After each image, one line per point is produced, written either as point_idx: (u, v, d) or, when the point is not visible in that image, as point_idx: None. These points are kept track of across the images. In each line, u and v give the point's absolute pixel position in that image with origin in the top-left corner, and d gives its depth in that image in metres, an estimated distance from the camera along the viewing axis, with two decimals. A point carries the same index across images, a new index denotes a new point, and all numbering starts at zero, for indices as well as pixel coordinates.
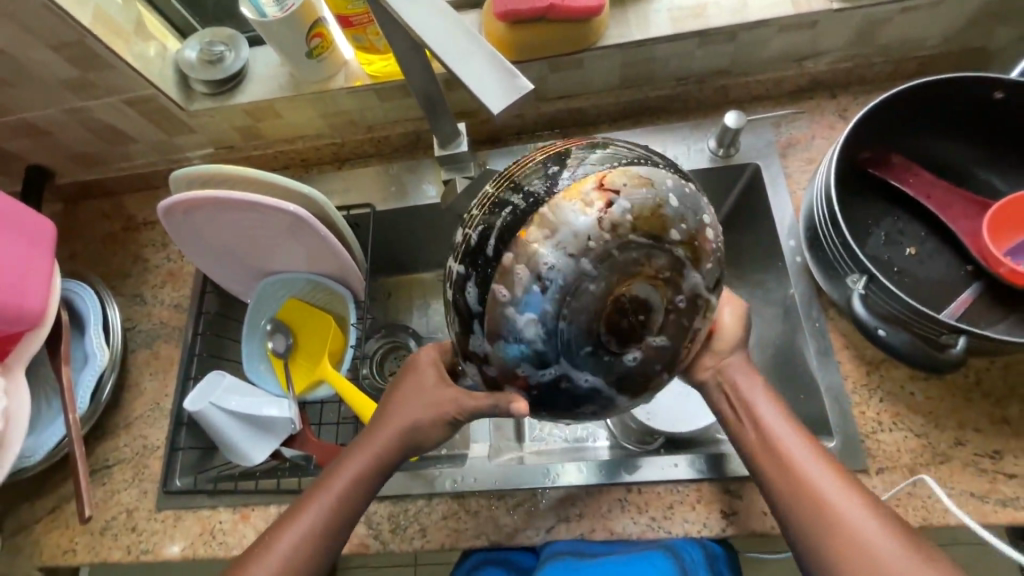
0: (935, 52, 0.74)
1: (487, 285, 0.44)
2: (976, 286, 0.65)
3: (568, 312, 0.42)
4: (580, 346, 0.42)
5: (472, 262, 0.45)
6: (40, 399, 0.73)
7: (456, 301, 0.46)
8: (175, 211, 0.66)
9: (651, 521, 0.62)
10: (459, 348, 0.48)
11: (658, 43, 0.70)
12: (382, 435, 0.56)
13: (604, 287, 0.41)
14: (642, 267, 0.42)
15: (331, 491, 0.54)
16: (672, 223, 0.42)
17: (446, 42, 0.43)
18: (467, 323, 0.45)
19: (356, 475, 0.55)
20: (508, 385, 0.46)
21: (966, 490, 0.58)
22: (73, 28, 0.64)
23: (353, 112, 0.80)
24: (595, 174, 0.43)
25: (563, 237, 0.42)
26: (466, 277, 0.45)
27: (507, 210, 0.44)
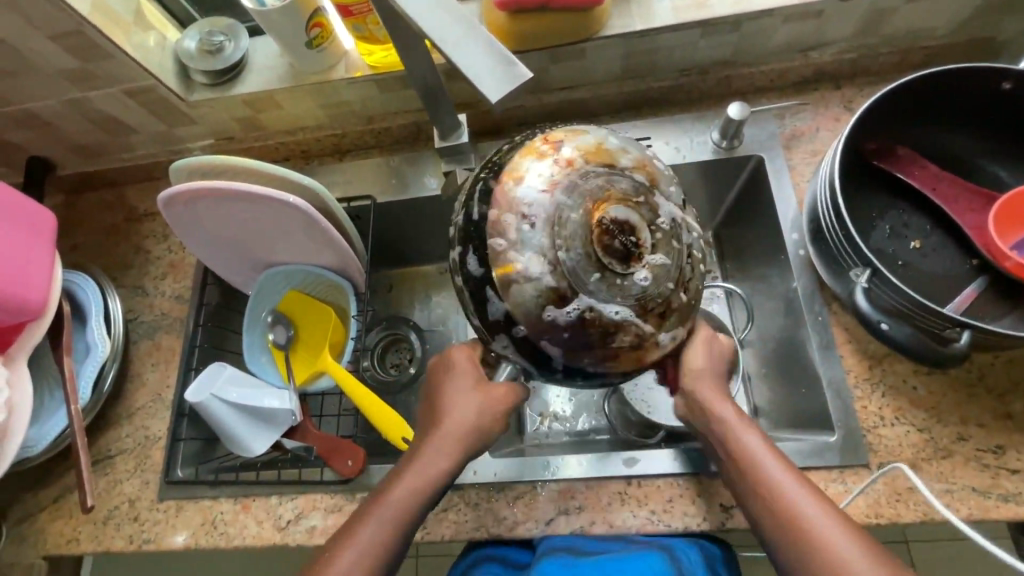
0: (942, 42, 0.73)
1: (484, 246, 0.47)
2: (982, 281, 0.64)
3: (562, 242, 0.43)
4: (588, 274, 0.43)
5: (466, 235, 0.48)
6: (42, 389, 0.74)
7: (461, 277, 0.48)
8: (175, 202, 0.66)
9: (651, 514, 0.62)
10: (480, 325, 0.49)
11: (661, 33, 0.69)
12: (432, 449, 0.53)
13: (583, 211, 0.43)
14: (609, 190, 0.44)
15: (390, 509, 0.50)
16: (618, 155, 0.46)
17: (444, 30, 0.43)
18: (479, 290, 0.47)
19: (412, 491, 0.51)
20: (542, 339, 0.46)
21: (968, 485, 0.58)
22: (72, 18, 0.63)
23: (353, 103, 0.79)
24: (540, 136, 0.49)
25: (533, 179, 0.45)
26: (463, 251, 0.48)
27: (480, 184, 0.49)
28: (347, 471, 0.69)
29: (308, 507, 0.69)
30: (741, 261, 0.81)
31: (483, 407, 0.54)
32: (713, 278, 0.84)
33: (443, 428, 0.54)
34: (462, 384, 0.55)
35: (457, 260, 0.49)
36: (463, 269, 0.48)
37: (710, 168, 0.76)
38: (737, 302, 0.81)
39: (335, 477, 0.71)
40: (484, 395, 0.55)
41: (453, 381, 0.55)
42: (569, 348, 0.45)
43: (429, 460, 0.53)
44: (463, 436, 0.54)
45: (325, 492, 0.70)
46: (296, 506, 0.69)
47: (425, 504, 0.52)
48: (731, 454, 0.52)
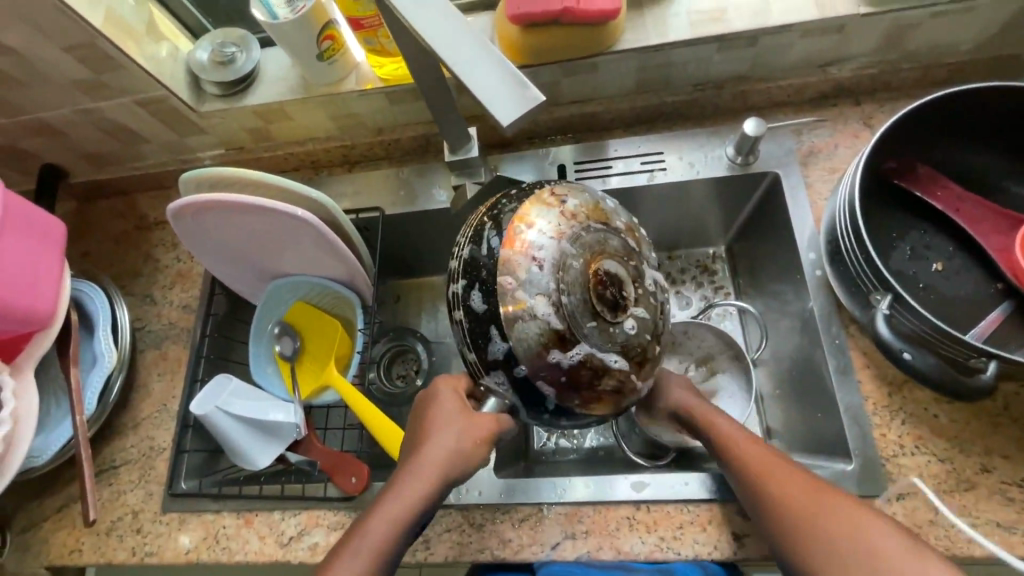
0: (967, 58, 0.71)
1: (491, 284, 0.49)
2: (1006, 306, 0.62)
3: (565, 286, 0.47)
4: (585, 319, 0.47)
5: (471, 273, 0.50)
6: (49, 397, 0.73)
7: (463, 313, 0.50)
8: (185, 213, 0.66)
9: (660, 541, 0.61)
10: (477, 361, 0.50)
11: (676, 48, 0.68)
12: (413, 480, 0.50)
13: (583, 262, 0.47)
14: (604, 246, 0.49)
15: (369, 539, 0.48)
16: (613, 215, 0.52)
17: (456, 49, 0.42)
18: (483, 326, 0.49)
19: (393, 523, 0.48)
20: (540, 381, 0.48)
21: (992, 520, 0.56)
22: (85, 30, 0.64)
23: (363, 114, 0.79)
24: (547, 187, 0.52)
25: (541, 226, 0.49)
26: (468, 287, 0.50)
27: (490, 224, 0.51)
28: (351, 488, 0.68)
29: (311, 523, 0.68)
30: (755, 279, 0.79)
31: (475, 431, 0.51)
32: (726, 295, 0.83)
33: (423, 455, 0.51)
34: (444, 412, 0.53)
35: (459, 296, 0.51)
36: (466, 305, 0.50)
37: (724, 184, 0.74)
38: (749, 319, 0.80)
39: (339, 493, 0.70)
40: (472, 422, 0.52)
41: (440, 410, 0.53)
42: (558, 388, 0.48)
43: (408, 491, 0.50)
44: (445, 464, 0.50)
45: (328, 509, 0.69)
46: (299, 522, 0.68)
47: (406, 535, 0.49)
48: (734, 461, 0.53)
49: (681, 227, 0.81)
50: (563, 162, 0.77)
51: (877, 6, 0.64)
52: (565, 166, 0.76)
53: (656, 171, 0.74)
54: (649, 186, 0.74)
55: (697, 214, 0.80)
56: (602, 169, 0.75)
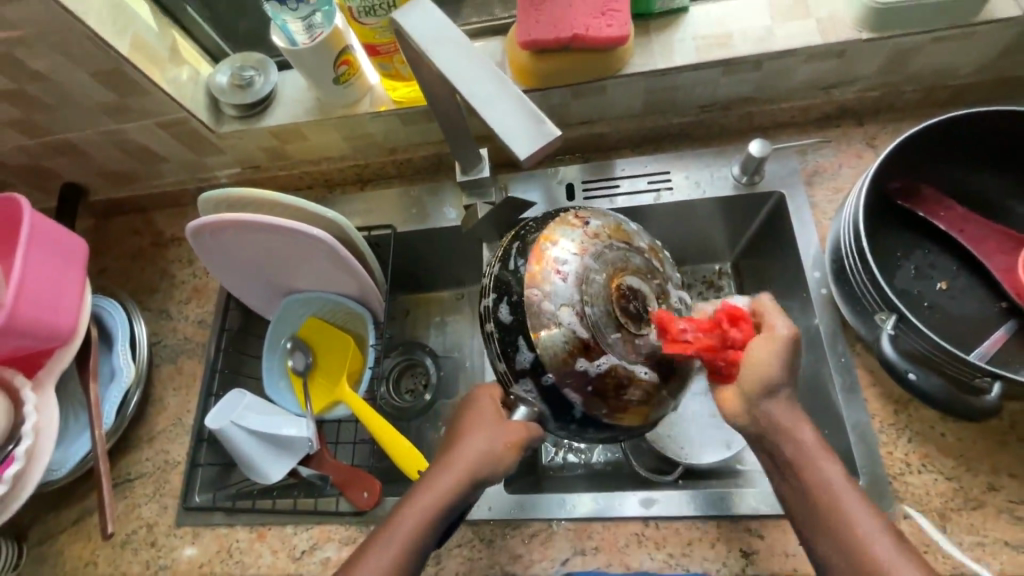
0: (969, 81, 0.72)
1: (519, 298, 0.51)
2: (1011, 325, 0.63)
3: (589, 298, 0.50)
4: (609, 330, 0.50)
5: (499, 288, 0.52)
6: (68, 411, 0.75)
7: (492, 324, 0.52)
8: (202, 231, 0.67)
9: (669, 558, 0.61)
10: (506, 371, 0.52)
11: (682, 71, 0.70)
12: (443, 481, 0.49)
13: (606, 277, 0.51)
14: (626, 264, 0.52)
15: (396, 534, 0.48)
16: (634, 236, 0.55)
17: (479, 92, 0.46)
18: (512, 337, 0.51)
19: (420, 527, 0.48)
20: (568, 390, 0.49)
21: (1000, 539, 0.56)
22: (111, 56, 0.67)
23: (376, 135, 0.81)
24: (570, 210, 0.55)
25: (566, 244, 0.52)
26: (496, 300, 0.52)
27: (517, 241, 0.54)
28: (363, 503, 0.69)
29: (322, 538, 0.69)
30: (761, 295, 0.80)
31: (506, 439, 0.50)
32: None
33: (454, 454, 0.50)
34: (481, 418, 0.52)
35: (489, 309, 0.53)
36: (494, 317, 0.52)
37: (731, 203, 0.76)
38: None
39: (350, 508, 0.71)
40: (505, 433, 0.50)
41: (477, 415, 0.53)
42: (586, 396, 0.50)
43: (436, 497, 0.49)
44: (477, 464, 0.49)
45: (340, 523, 0.70)
46: (311, 536, 0.69)
47: (431, 540, 0.49)
48: (801, 484, 0.47)
49: (687, 244, 0.82)
50: (571, 182, 0.78)
51: (878, 32, 0.66)
52: (573, 185, 0.78)
53: (663, 191, 0.76)
54: (656, 205, 0.76)
55: (703, 232, 0.80)
56: (609, 188, 0.77)
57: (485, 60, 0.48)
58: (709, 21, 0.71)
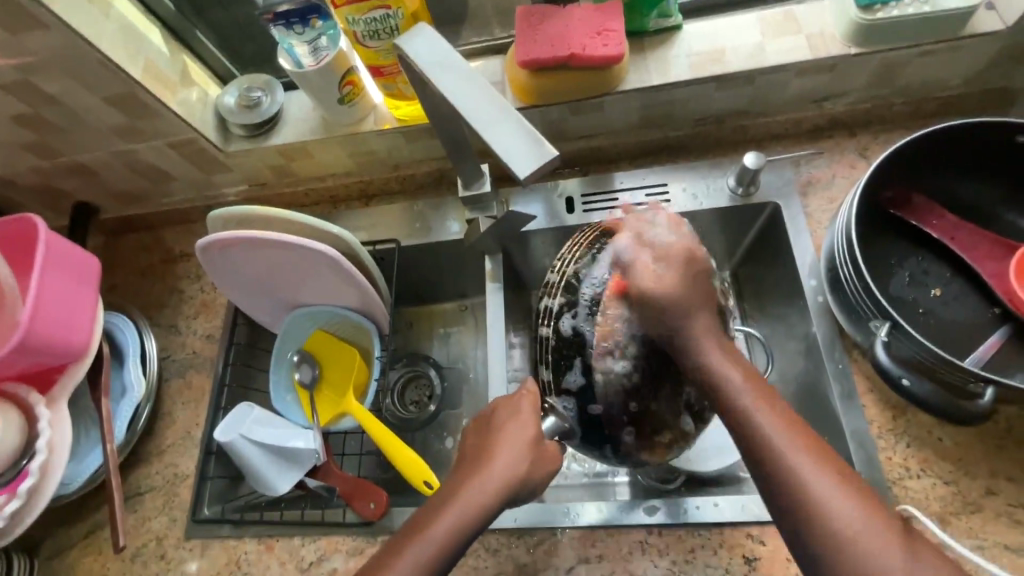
0: (956, 93, 0.74)
1: (586, 317, 0.55)
2: (1004, 330, 0.64)
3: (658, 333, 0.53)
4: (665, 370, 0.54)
5: (570, 296, 0.57)
6: (79, 426, 0.76)
7: (552, 331, 0.57)
8: (213, 248, 0.69)
9: (672, 565, 0.62)
10: (550, 382, 0.57)
11: (678, 87, 0.72)
12: (477, 493, 0.50)
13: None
14: None
15: (432, 541, 0.48)
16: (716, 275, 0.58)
17: (479, 113, 0.48)
18: (570, 352, 0.56)
19: (455, 529, 0.49)
20: (609, 420, 0.55)
21: (999, 542, 0.57)
22: (125, 81, 0.69)
23: (380, 151, 0.83)
24: None
25: None
26: (563, 310, 0.56)
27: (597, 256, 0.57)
28: (370, 513, 0.70)
29: (330, 549, 0.70)
30: (760, 303, 0.81)
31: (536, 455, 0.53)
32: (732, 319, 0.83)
33: (491, 465, 0.52)
34: (518, 426, 0.54)
35: (553, 312, 0.58)
36: (555, 324, 0.57)
37: (728, 214, 0.77)
38: (755, 344, 0.79)
39: (357, 518, 0.71)
40: (539, 453, 0.53)
41: (509, 420, 0.54)
42: (619, 425, 0.55)
43: (469, 502, 0.50)
44: (512, 478, 0.51)
45: (347, 534, 0.71)
46: (319, 547, 0.70)
47: (466, 542, 0.50)
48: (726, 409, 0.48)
49: None
50: (571, 195, 0.80)
51: (866, 47, 0.68)
52: (573, 199, 0.79)
53: (661, 203, 0.77)
54: None
55: (702, 242, 0.81)
56: (608, 202, 0.79)
57: (487, 82, 0.50)
58: (703, 39, 0.73)
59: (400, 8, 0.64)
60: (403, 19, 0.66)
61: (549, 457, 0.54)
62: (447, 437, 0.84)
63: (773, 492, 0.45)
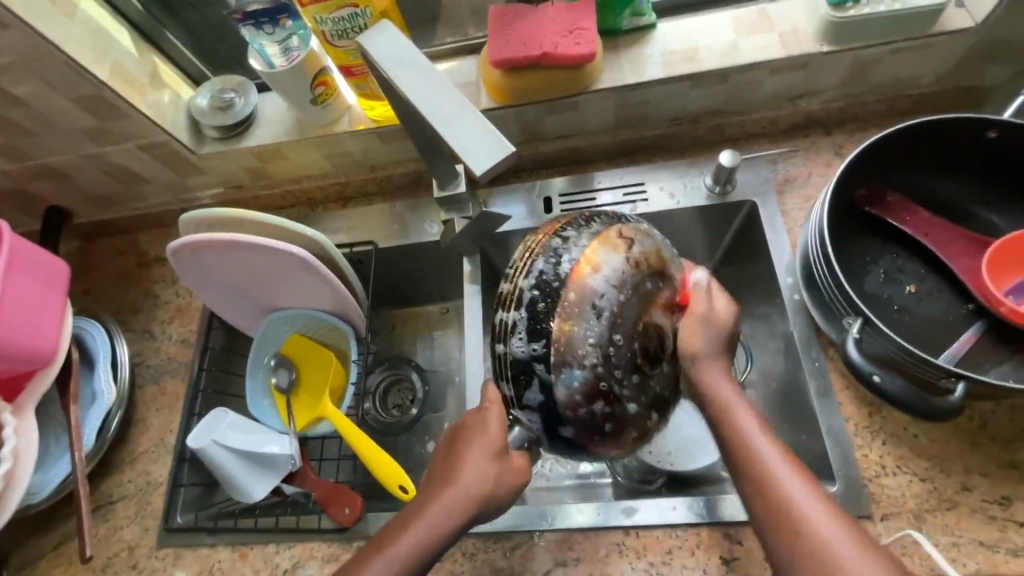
0: (928, 90, 0.74)
1: (538, 331, 0.50)
2: (978, 326, 0.64)
3: (620, 331, 0.50)
4: (630, 370, 0.51)
5: (523, 308, 0.51)
6: (48, 434, 0.75)
7: (505, 350, 0.51)
8: (184, 251, 0.68)
9: (649, 567, 0.61)
10: (513, 397, 0.53)
11: (652, 86, 0.72)
12: (441, 509, 0.51)
13: (641, 311, 0.51)
14: (655, 297, 0.53)
15: (394, 558, 0.49)
16: (668, 264, 0.55)
17: (439, 112, 0.48)
18: (527, 369, 0.51)
19: (421, 545, 0.50)
20: (581, 432, 0.51)
21: (975, 539, 0.57)
22: (91, 83, 0.68)
23: (356, 152, 0.82)
24: (613, 226, 0.53)
25: (606, 271, 0.50)
26: (514, 327, 0.51)
27: (548, 259, 0.51)
28: (344, 519, 0.69)
29: (305, 556, 0.69)
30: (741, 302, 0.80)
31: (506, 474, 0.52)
32: None
33: (458, 482, 0.52)
34: (485, 442, 0.53)
35: (507, 327, 0.51)
36: (508, 343, 0.51)
37: (705, 213, 0.77)
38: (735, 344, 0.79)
39: (333, 524, 0.70)
40: (506, 466, 0.53)
41: (477, 434, 0.53)
42: (589, 439, 0.51)
43: (433, 520, 0.51)
44: (479, 493, 0.51)
45: (323, 540, 0.69)
46: (293, 554, 0.69)
47: (431, 558, 0.51)
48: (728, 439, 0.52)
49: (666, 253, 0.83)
50: (550, 195, 0.79)
51: (838, 45, 0.69)
52: (551, 199, 0.79)
53: (638, 202, 0.77)
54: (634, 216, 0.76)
55: (682, 241, 0.81)
56: (588, 201, 0.78)
57: (447, 78, 0.50)
58: (676, 38, 0.73)
59: (367, 7, 0.64)
60: (371, 18, 0.65)
61: (515, 469, 0.53)
62: (428, 441, 0.83)
63: (757, 497, 0.49)
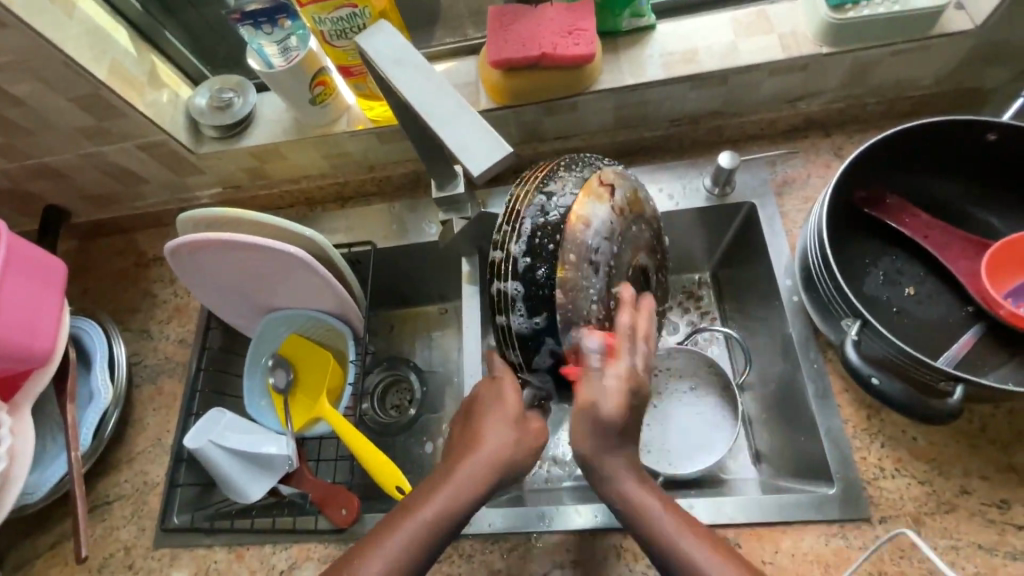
0: (928, 92, 0.74)
1: (539, 298, 0.50)
2: (977, 328, 0.64)
3: (615, 279, 0.52)
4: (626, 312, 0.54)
5: (520, 277, 0.50)
6: (45, 434, 0.75)
7: (508, 322, 0.52)
8: (182, 250, 0.68)
9: (647, 569, 0.61)
10: (522, 362, 0.54)
11: (651, 87, 0.72)
12: (465, 472, 0.51)
13: (628, 256, 0.54)
14: (637, 239, 0.55)
15: (422, 521, 0.49)
16: (644, 204, 0.57)
17: (437, 110, 0.48)
18: (536, 336, 0.52)
19: (444, 511, 0.50)
20: None
21: (974, 542, 0.56)
22: (89, 82, 0.68)
23: (354, 153, 0.82)
24: (593, 174, 0.52)
25: (597, 224, 0.50)
26: (515, 297, 0.50)
27: (537, 221, 0.50)
28: (341, 520, 0.69)
29: (301, 557, 0.69)
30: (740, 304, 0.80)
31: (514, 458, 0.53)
32: (712, 320, 0.82)
33: (480, 449, 0.52)
34: (503, 411, 0.54)
35: (506, 297, 0.51)
36: (511, 314, 0.51)
37: (704, 215, 0.77)
38: (734, 346, 0.79)
39: (330, 525, 0.70)
40: (524, 430, 0.54)
41: (494, 404, 0.55)
42: None
43: (459, 485, 0.51)
44: (502, 456, 0.52)
45: (319, 541, 0.69)
46: (289, 555, 0.69)
47: (454, 524, 0.50)
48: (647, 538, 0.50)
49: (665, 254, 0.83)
50: None
51: (838, 47, 0.68)
52: None
53: None
54: None
55: (681, 242, 0.81)
56: None
57: (445, 77, 0.50)
58: (676, 39, 0.73)
59: (366, 7, 0.64)
60: (370, 18, 0.65)
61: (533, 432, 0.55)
62: (427, 442, 0.83)
63: None
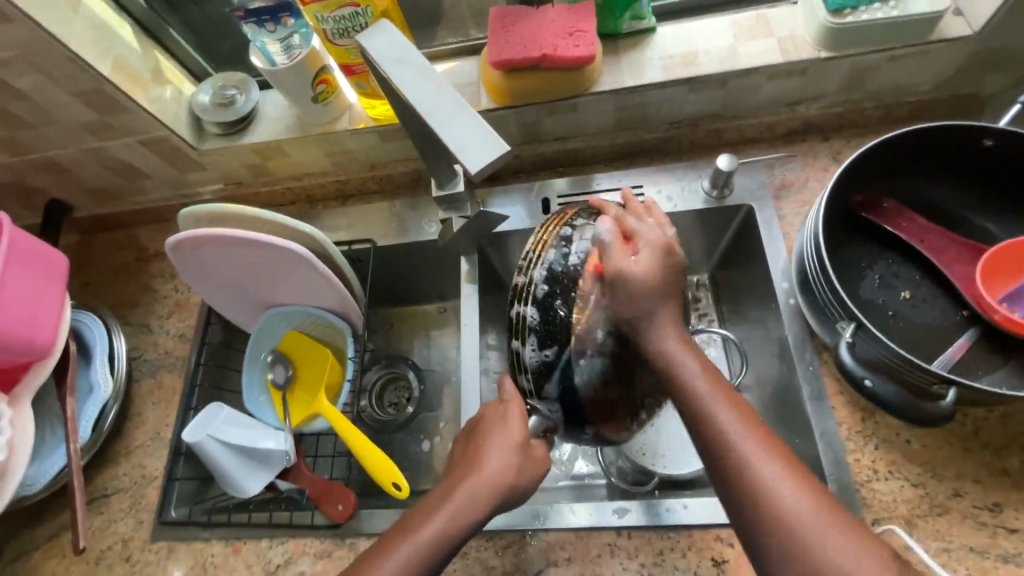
0: (926, 97, 0.75)
1: (553, 327, 0.54)
2: (972, 332, 0.64)
3: None
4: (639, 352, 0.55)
5: (537, 305, 0.54)
6: (45, 426, 0.75)
7: (521, 346, 0.55)
8: (184, 245, 0.69)
9: (641, 568, 0.61)
10: (530, 390, 0.56)
11: (650, 89, 0.72)
12: (464, 497, 0.50)
13: None
14: None
15: (420, 546, 0.48)
16: None
17: (436, 110, 0.48)
18: (547, 367, 0.54)
19: (441, 534, 0.49)
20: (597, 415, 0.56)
21: (965, 544, 0.57)
22: (93, 77, 0.69)
23: (356, 151, 0.82)
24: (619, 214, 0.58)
25: None
26: (532, 325, 0.54)
27: (561, 256, 0.55)
28: (338, 515, 0.69)
29: (298, 552, 0.69)
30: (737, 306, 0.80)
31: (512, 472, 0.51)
32: (710, 322, 0.81)
33: (482, 474, 0.51)
34: (507, 439, 0.53)
35: (522, 323, 0.55)
36: (525, 339, 0.55)
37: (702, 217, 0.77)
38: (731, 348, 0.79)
39: (326, 520, 0.71)
40: (528, 456, 0.53)
41: (497, 427, 0.53)
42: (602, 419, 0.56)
43: (459, 508, 0.50)
44: (503, 482, 0.51)
45: (315, 536, 0.70)
46: (286, 550, 0.70)
47: (452, 547, 0.50)
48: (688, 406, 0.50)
49: None
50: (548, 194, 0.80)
51: (836, 51, 0.69)
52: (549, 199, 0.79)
53: None
54: None
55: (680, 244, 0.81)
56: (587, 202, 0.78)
57: (445, 77, 0.50)
58: (676, 41, 0.73)
59: (368, 6, 0.65)
60: (372, 17, 0.66)
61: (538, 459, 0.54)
62: (424, 440, 0.84)
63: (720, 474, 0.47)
